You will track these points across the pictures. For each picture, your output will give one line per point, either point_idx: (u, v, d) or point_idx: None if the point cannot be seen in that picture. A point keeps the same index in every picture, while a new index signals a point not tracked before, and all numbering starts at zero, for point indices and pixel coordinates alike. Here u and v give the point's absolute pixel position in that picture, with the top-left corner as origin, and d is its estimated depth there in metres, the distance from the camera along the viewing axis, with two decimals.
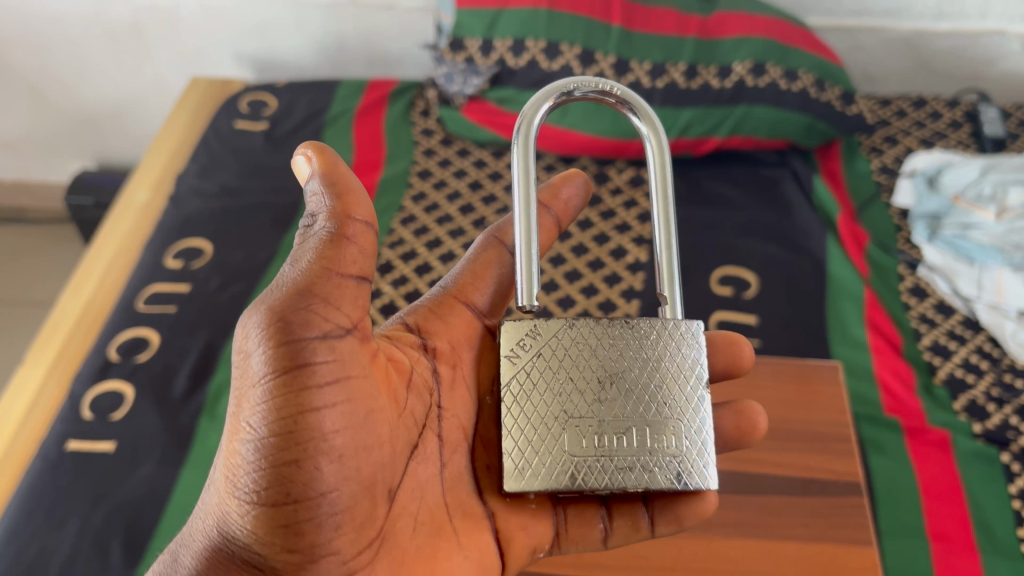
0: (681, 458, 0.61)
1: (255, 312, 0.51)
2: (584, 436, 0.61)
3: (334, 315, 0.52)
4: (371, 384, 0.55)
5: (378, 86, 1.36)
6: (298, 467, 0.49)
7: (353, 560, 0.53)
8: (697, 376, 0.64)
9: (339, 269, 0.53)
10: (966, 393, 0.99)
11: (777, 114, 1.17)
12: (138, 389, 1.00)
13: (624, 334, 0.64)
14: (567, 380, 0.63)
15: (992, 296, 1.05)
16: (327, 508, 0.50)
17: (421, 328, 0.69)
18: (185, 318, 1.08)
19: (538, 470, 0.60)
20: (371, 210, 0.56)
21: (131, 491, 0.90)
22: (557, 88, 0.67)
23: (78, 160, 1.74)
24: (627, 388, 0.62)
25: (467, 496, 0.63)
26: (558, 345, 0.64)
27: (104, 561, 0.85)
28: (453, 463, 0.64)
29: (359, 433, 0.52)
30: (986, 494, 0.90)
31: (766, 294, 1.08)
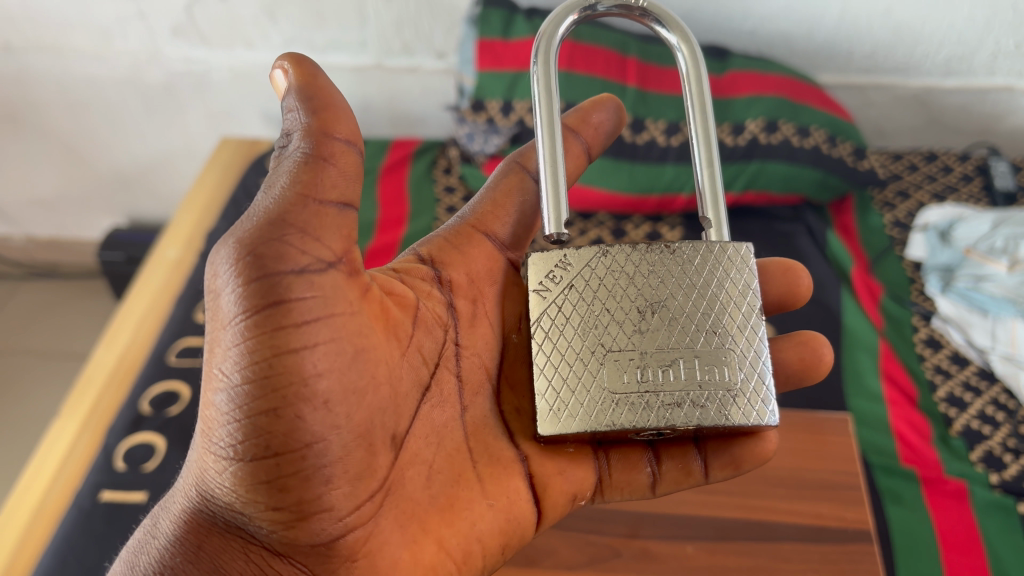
0: (737, 391, 0.63)
1: (223, 247, 0.52)
2: (626, 370, 0.63)
3: (312, 248, 0.53)
4: (361, 321, 0.56)
5: (402, 144, 1.41)
6: (277, 415, 0.50)
7: (351, 517, 0.54)
8: (750, 304, 0.66)
9: (316, 196, 0.54)
10: (983, 444, 0.99)
11: (790, 169, 1.21)
12: (169, 440, 1.03)
13: (665, 260, 0.67)
14: (604, 312, 0.65)
15: (1006, 347, 1.07)
16: (315, 459, 0.52)
17: (435, 259, 0.71)
18: None
19: (576, 411, 0.62)
20: (352, 129, 0.56)
21: None
22: (578, 4, 0.73)
23: (110, 216, 1.80)
24: (668, 316, 0.65)
25: (493, 440, 0.66)
26: (591, 274, 0.66)
27: None
28: (475, 406, 0.67)
29: (346, 374, 0.53)
30: (1005, 545, 0.91)
31: None
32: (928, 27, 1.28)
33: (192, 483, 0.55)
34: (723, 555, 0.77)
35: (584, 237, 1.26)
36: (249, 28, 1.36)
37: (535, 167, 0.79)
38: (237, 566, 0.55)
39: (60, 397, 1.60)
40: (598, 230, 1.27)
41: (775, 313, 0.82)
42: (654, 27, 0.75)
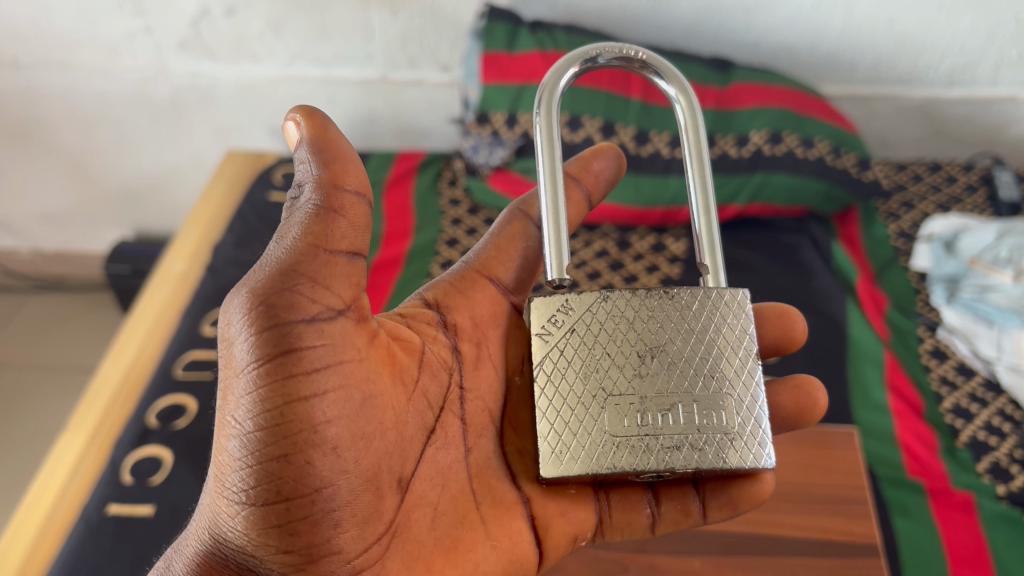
0: (733, 435, 0.63)
1: (236, 296, 0.53)
2: (627, 414, 0.63)
3: (322, 296, 0.53)
4: (368, 368, 0.57)
5: (408, 157, 1.42)
6: (288, 461, 0.50)
7: (358, 559, 0.54)
8: (747, 350, 0.66)
9: (326, 247, 0.54)
10: (990, 455, 0.99)
11: (794, 181, 1.21)
12: (177, 454, 1.03)
13: (663, 306, 0.67)
14: (605, 355, 0.65)
15: (1012, 358, 1.07)
16: (324, 504, 0.52)
17: (441, 303, 0.72)
18: None
19: (577, 454, 0.63)
20: (361, 181, 0.57)
21: None
22: (579, 55, 0.73)
23: (116, 230, 1.81)
24: (668, 360, 0.65)
25: (496, 481, 0.67)
26: (592, 319, 0.66)
27: None
28: (479, 449, 0.67)
29: (354, 422, 0.54)
30: (1013, 557, 0.90)
31: (789, 358, 1.09)
32: (931, 37, 1.29)
33: (204, 527, 0.54)
34: (731, 570, 0.77)
35: (589, 248, 1.26)
36: (254, 42, 1.37)
37: (537, 215, 0.81)
38: None
39: (67, 411, 1.60)
40: (603, 242, 1.27)
41: (771, 356, 0.82)
42: (652, 77, 0.76)
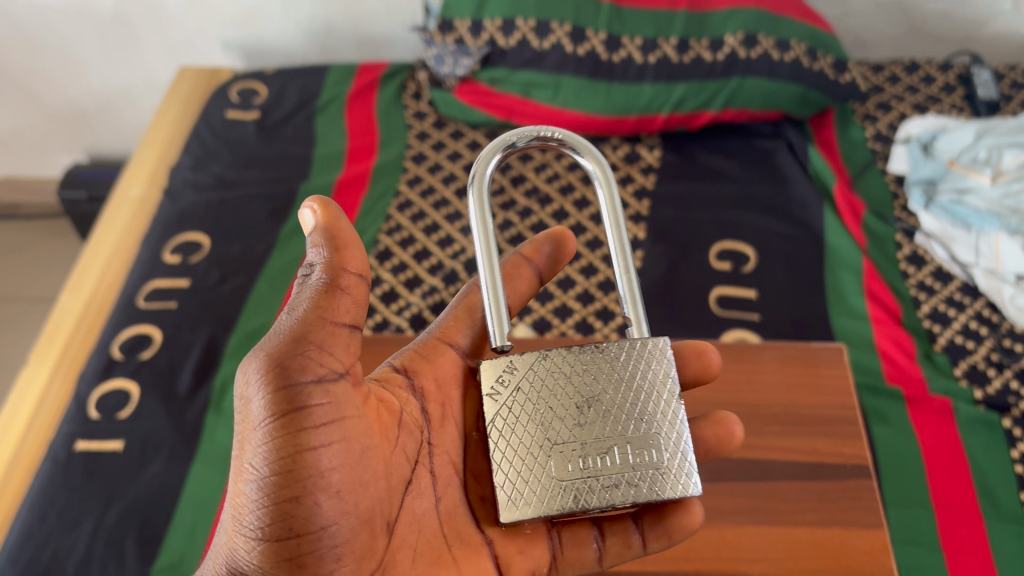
0: (663, 469, 0.59)
1: (252, 360, 0.51)
2: (569, 460, 0.59)
3: (328, 360, 0.52)
4: (365, 422, 0.55)
5: (369, 69, 1.35)
6: (299, 504, 0.49)
7: None
8: (670, 390, 0.62)
9: (332, 317, 0.54)
10: (966, 359, 0.99)
11: (771, 86, 1.17)
12: (143, 387, 1.00)
13: (596, 360, 0.62)
14: (545, 409, 0.60)
15: (990, 261, 1.06)
16: (328, 541, 0.50)
17: (408, 367, 0.66)
18: (187, 313, 1.08)
19: (530, 498, 0.58)
20: (363, 263, 0.57)
21: (141, 489, 0.92)
22: (498, 145, 0.65)
23: (69, 155, 1.73)
24: (606, 409, 0.60)
25: (464, 526, 0.63)
26: (534, 378, 0.61)
27: (120, 558, 0.86)
28: (447, 496, 0.63)
29: (357, 470, 0.52)
30: (988, 460, 0.91)
31: (766, 268, 1.08)
32: None
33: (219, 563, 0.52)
34: (721, 496, 0.74)
35: (562, 160, 1.22)
36: None
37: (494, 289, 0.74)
38: None
39: (29, 344, 1.56)
40: None
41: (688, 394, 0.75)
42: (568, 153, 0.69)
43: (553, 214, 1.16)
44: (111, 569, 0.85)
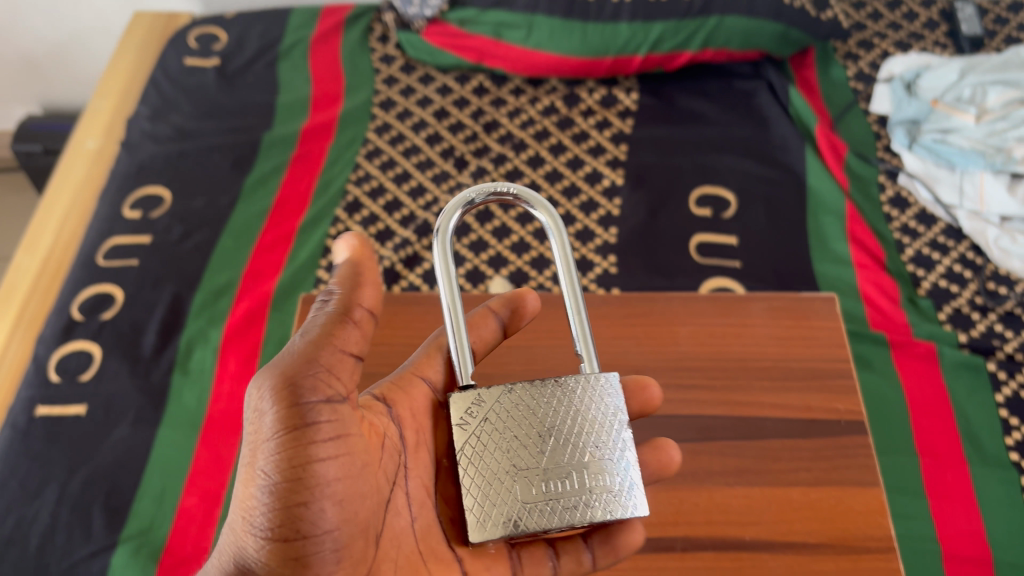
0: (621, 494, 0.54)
1: (261, 377, 0.49)
2: (533, 484, 0.53)
3: (334, 382, 0.50)
4: (364, 444, 0.52)
5: (333, 10, 1.28)
6: (303, 514, 0.45)
7: None
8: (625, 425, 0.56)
9: (341, 345, 0.52)
10: (951, 303, 0.98)
11: (750, 24, 1.12)
12: (106, 348, 0.96)
13: (556, 391, 0.56)
14: (509, 436, 0.54)
15: (974, 203, 1.03)
16: (329, 554, 0.46)
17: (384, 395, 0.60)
18: (150, 271, 1.03)
19: (497, 519, 0.52)
20: (378, 301, 0.57)
21: (107, 455, 0.89)
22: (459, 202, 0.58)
23: (24, 108, 1.66)
24: (567, 439, 0.55)
25: (438, 546, 0.56)
26: (500, 407, 0.55)
27: (87, 526, 0.83)
28: (423, 516, 0.57)
29: (358, 486, 0.49)
30: (973, 404, 0.90)
31: (746, 213, 1.05)
32: None
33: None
34: (708, 456, 0.68)
35: (536, 105, 1.18)
36: None
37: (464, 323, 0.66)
38: None
39: None
40: (550, 98, 1.19)
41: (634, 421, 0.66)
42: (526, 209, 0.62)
43: (528, 161, 1.13)
44: (78, 538, 0.82)
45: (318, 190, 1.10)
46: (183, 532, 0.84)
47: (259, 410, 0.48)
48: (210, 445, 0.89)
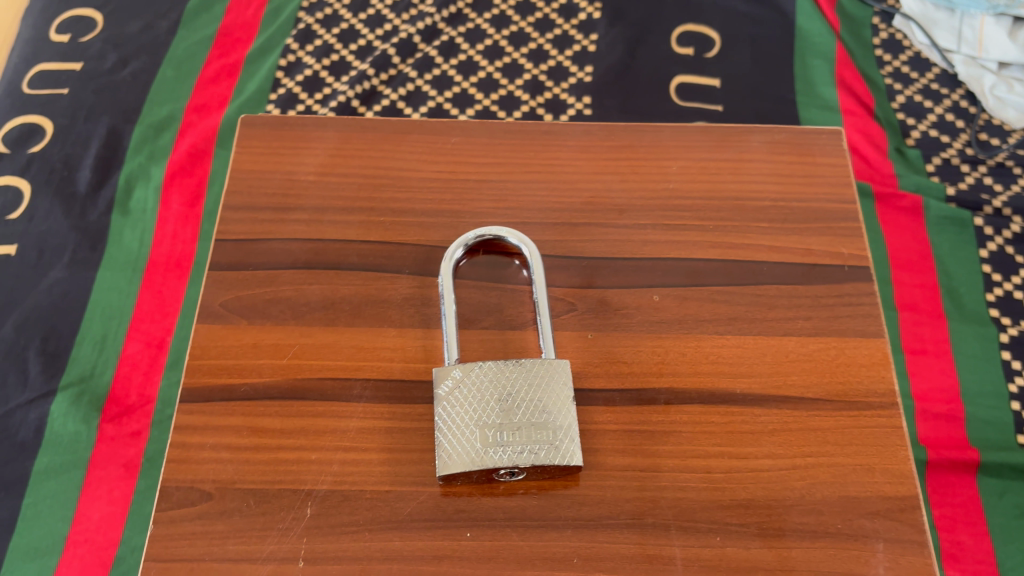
0: (546, 453, 0.38)
1: (230, 282, 0.44)
2: (475, 455, 0.38)
3: (295, 312, 0.43)
4: (401, 406, 0.41)
5: None
6: (288, 424, 0.40)
7: (315, 512, 0.38)
8: (563, 406, 0.40)
9: (335, 292, 0.44)
10: (940, 155, 0.82)
11: None
12: (37, 185, 0.77)
13: (517, 374, 0.40)
14: (460, 439, 0.39)
15: (973, 48, 0.87)
16: (324, 469, 0.39)
17: (346, 330, 0.43)
18: (81, 100, 0.83)
19: (431, 511, 0.38)
20: (417, 256, 0.45)
21: (38, 300, 0.70)
22: (460, 240, 0.44)
23: None
24: (527, 404, 0.39)
25: (381, 486, 0.39)
26: (468, 396, 0.40)
27: (22, 373, 0.66)
28: (364, 454, 0.40)
29: (327, 438, 0.40)
30: (957, 259, 0.75)
31: (731, 51, 0.89)
32: None
33: None
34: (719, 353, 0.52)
35: None
36: None
37: None
38: (285, 511, 0.38)
39: None
40: None
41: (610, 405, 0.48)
42: (520, 238, 0.44)
43: None
44: (13, 384, 0.65)
45: (267, 20, 0.91)
46: (128, 381, 0.66)
47: (212, 303, 0.43)
48: (153, 286, 0.72)
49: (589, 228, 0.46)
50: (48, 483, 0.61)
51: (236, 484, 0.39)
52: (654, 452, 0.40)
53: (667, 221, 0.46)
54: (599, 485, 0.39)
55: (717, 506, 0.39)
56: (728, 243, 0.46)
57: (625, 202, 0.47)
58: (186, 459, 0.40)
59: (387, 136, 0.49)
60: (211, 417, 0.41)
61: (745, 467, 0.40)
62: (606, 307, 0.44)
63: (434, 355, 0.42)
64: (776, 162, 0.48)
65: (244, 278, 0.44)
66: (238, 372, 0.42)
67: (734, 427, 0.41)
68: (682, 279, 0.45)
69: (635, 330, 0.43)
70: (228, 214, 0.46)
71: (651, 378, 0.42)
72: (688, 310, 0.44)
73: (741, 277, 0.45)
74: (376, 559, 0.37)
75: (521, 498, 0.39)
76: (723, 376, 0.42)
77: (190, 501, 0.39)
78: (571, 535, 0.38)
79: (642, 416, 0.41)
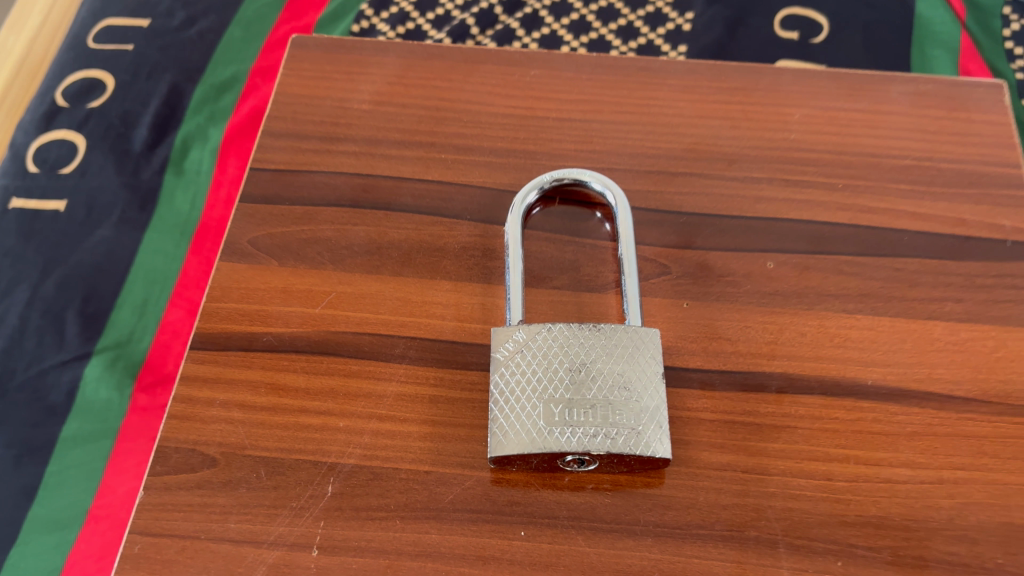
0: (626, 440, 0.30)
1: (261, 217, 0.37)
2: (536, 437, 0.31)
3: (335, 256, 0.36)
4: (451, 372, 0.34)
5: None
6: (314, 386, 0.33)
7: (335, 494, 0.31)
8: (650, 384, 0.32)
9: (383, 236, 0.37)
10: None
11: None
12: (91, 137, 0.60)
13: (595, 342, 0.32)
14: (519, 415, 0.31)
15: None
16: (351, 442, 0.32)
17: (391, 282, 0.36)
18: (144, 57, 0.65)
19: (480, 500, 0.31)
20: (482, 200, 0.38)
21: (78, 265, 0.55)
22: (533, 182, 0.37)
23: None
24: (605, 379, 0.32)
25: (419, 466, 0.32)
26: (532, 364, 0.32)
27: (57, 338, 0.52)
28: (402, 426, 0.32)
29: (358, 405, 0.33)
30: None
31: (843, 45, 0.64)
32: None
33: None
34: None
35: None
36: None
37: None
38: (301, 488, 0.31)
39: None
40: None
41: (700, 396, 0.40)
42: (607, 185, 0.37)
43: None
44: (47, 343, 0.52)
45: None
46: (167, 348, 0.53)
47: (238, 239, 0.37)
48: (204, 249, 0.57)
49: (689, 179, 0.38)
50: (71, 454, 0.49)
51: (245, 450, 0.32)
52: (761, 450, 0.32)
53: (785, 176, 0.38)
54: (690, 485, 0.31)
55: (840, 523, 0.30)
56: (860, 205, 0.37)
57: (735, 151, 0.39)
58: (190, 416, 0.33)
59: (457, 65, 0.42)
60: (224, 369, 0.34)
61: (876, 476, 0.31)
62: (708, 272, 0.36)
63: (494, 316, 0.35)
64: (921, 116, 0.40)
65: (278, 213, 0.37)
66: (261, 320, 0.35)
67: (863, 427, 0.32)
68: (803, 245, 0.37)
69: (743, 301, 0.35)
70: (268, 140, 0.40)
71: (759, 361, 0.34)
72: (809, 283, 0.36)
73: (875, 247, 0.36)
74: (406, 554, 0.30)
75: (591, 494, 0.31)
76: (850, 364, 0.34)
77: (190, 467, 0.32)
78: (650, 544, 0.30)
79: (746, 405, 0.33)
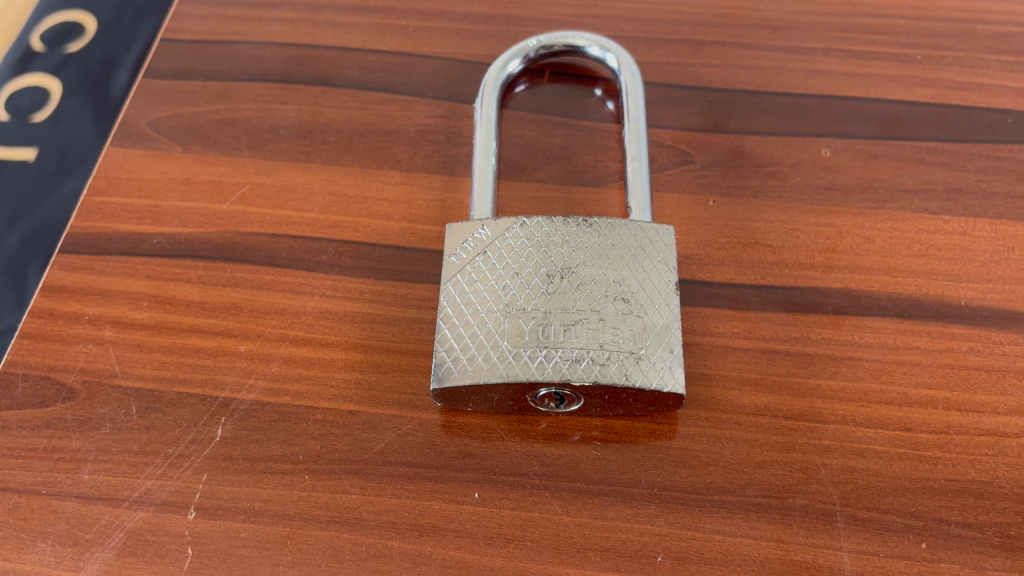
0: (623, 370, 0.22)
1: (167, 94, 0.29)
2: (497, 364, 0.22)
3: (254, 142, 0.28)
4: (394, 284, 0.25)
5: None
6: (212, 302, 0.25)
7: (226, 440, 0.23)
8: (659, 296, 0.23)
9: (318, 118, 0.29)
10: None
11: None
12: None
13: (585, 240, 0.24)
14: (475, 335, 0.22)
15: None
16: (253, 374, 0.24)
17: (324, 172, 0.27)
18: None
19: (421, 451, 0.23)
20: (449, 74, 0.29)
21: None
22: (515, 48, 0.28)
23: None
24: (597, 288, 0.23)
25: (341, 405, 0.23)
26: (497, 268, 0.23)
27: None
28: (323, 353, 0.24)
29: (267, 326, 0.25)
30: None
31: None
32: None
33: None
34: None
35: None
36: None
37: None
38: (181, 431, 0.23)
39: None
40: None
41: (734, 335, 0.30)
42: (608, 46, 0.28)
43: None
44: None
45: None
46: None
47: (136, 121, 0.29)
48: None
49: (721, 48, 0.30)
50: None
51: (115, 381, 0.24)
52: (813, 390, 0.23)
53: (845, 45, 0.29)
54: (712, 434, 0.22)
55: (922, 489, 0.22)
56: (946, 80, 0.28)
57: (780, 17, 0.30)
58: (47, 336, 0.25)
59: None
60: (99, 279, 0.26)
61: (973, 428, 0.22)
62: (741, 161, 0.27)
63: (455, 215, 0.26)
64: None
65: (190, 90, 0.29)
66: (153, 218, 0.27)
67: (955, 362, 0.23)
68: (870, 128, 0.28)
69: (787, 198, 0.26)
70: (187, 7, 0.32)
71: (810, 273, 0.25)
72: (877, 174, 0.27)
73: (966, 130, 0.27)
74: (315, 520, 0.22)
75: (574, 445, 0.23)
76: (935, 278, 0.25)
77: (38, 401, 0.24)
78: (654, 513, 0.22)
79: (792, 329, 0.24)
